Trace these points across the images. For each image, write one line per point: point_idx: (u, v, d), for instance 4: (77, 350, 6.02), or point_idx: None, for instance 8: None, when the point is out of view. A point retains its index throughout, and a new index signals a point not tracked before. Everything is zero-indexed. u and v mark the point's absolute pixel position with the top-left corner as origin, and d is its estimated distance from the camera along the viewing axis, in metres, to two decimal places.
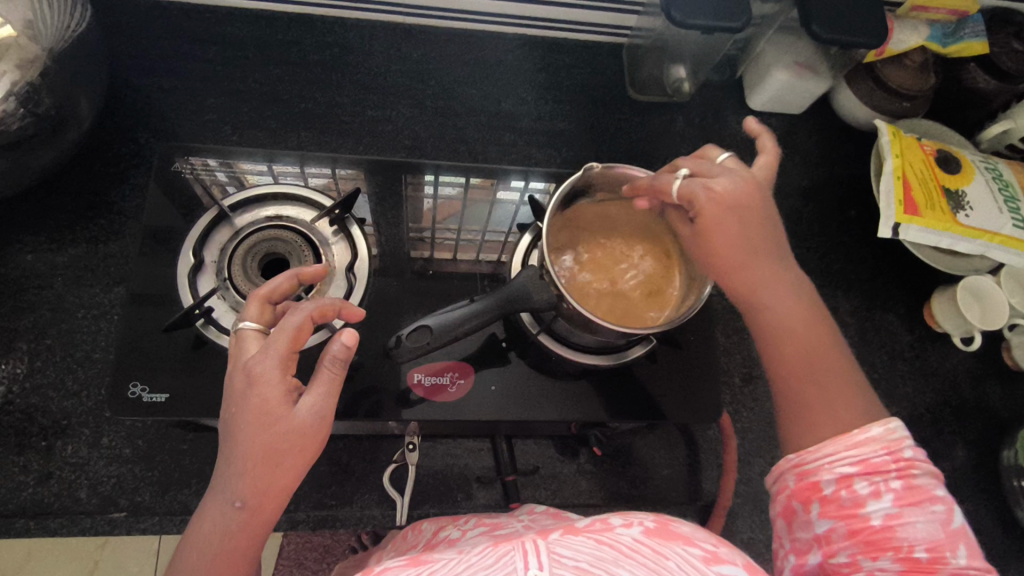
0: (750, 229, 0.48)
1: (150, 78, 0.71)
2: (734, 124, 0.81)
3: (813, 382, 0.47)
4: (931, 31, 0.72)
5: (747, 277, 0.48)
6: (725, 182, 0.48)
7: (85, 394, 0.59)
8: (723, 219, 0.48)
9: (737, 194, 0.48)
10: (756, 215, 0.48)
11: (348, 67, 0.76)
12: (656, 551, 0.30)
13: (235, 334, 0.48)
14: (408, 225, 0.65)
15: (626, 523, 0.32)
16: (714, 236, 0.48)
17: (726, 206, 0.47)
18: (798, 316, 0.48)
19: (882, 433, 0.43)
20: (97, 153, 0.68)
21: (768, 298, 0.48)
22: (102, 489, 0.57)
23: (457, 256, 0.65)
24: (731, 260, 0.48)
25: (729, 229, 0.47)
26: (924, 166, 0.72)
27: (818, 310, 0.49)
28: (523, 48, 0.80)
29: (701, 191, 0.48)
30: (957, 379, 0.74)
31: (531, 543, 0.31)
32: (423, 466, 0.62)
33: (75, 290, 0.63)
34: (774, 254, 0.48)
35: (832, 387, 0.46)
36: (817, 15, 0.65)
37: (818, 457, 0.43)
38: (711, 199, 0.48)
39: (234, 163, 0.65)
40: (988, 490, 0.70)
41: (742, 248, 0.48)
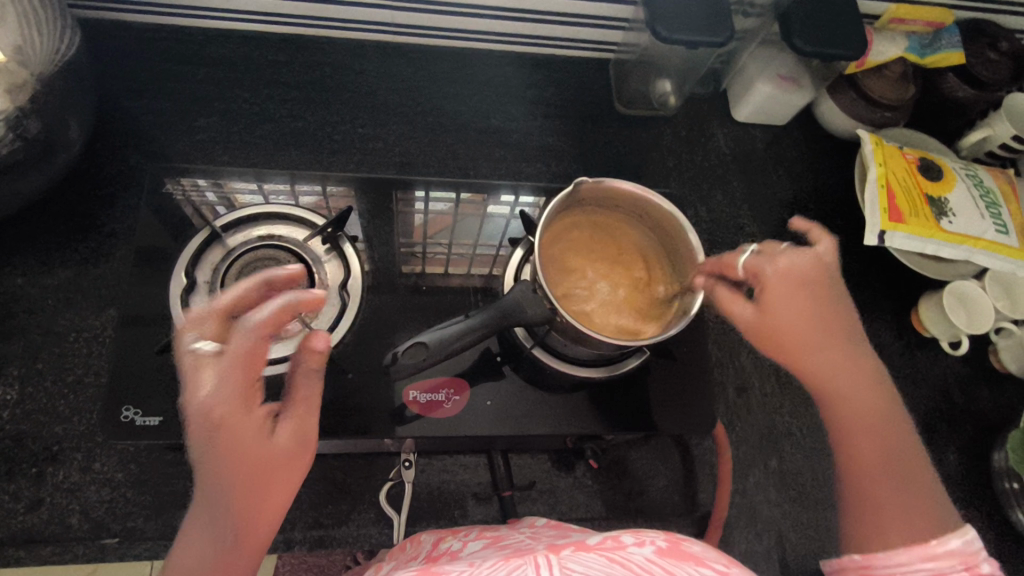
0: (824, 302, 0.48)
1: (141, 101, 0.72)
2: (721, 136, 0.82)
3: (888, 480, 0.44)
4: (909, 42, 0.74)
5: (816, 361, 0.47)
6: (798, 259, 0.49)
7: (76, 418, 0.59)
8: (782, 307, 0.47)
9: (811, 270, 0.48)
10: (825, 298, 0.48)
11: (338, 86, 0.76)
12: (668, 571, 0.30)
13: (187, 356, 0.42)
14: (400, 240, 0.65)
15: (639, 543, 0.32)
16: (785, 314, 0.47)
17: (795, 285, 0.48)
18: (869, 407, 0.46)
19: (961, 545, 0.39)
20: (87, 176, 0.68)
21: (849, 390, 0.46)
22: (95, 515, 0.56)
23: (448, 270, 0.65)
24: (800, 339, 0.47)
25: (801, 312, 0.47)
26: (907, 174, 0.73)
27: (891, 403, 0.47)
28: (512, 65, 0.81)
29: (769, 266, 0.48)
30: (947, 383, 0.75)
31: (543, 558, 0.31)
32: (420, 482, 0.62)
33: (66, 314, 0.63)
34: (846, 325, 0.48)
35: (907, 487, 0.43)
36: (798, 30, 0.66)
37: (887, 564, 0.40)
38: (777, 274, 0.48)
39: (224, 183, 0.65)
40: (979, 493, 0.71)
41: (815, 322, 0.47)
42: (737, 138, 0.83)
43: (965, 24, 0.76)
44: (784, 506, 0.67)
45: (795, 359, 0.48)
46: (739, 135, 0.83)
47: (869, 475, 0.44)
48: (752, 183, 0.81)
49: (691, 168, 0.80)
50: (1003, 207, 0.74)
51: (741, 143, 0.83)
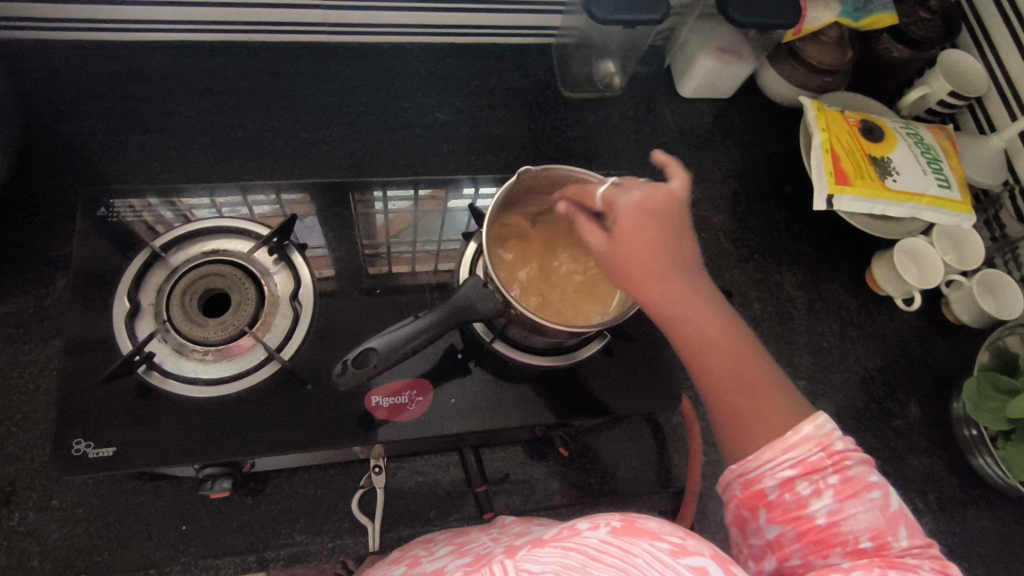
0: (674, 230, 0.46)
1: (68, 123, 0.69)
2: (668, 113, 0.82)
3: (742, 394, 0.44)
4: (843, 7, 0.73)
5: (661, 289, 0.44)
6: (645, 190, 0.47)
7: (28, 457, 0.57)
8: (631, 234, 0.45)
9: (660, 200, 0.46)
10: (670, 225, 0.46)
11: (275, 91, 0.74)
12: (624, 550, 0.30)
13: None
14: (363, 241, 0.64)
15: (593, 526, 0.32)
16: (631, 243, 0.45)
17: (645, 213, 0.45)
18: (719, 328, 0.44)
19: (813, 429, 0.41)
20: (18, 205, 0.66)
21: (697, 318, 0.44)
22: (57, 554, 0.54)
23: (415, 268, 0.64)
24: (645, 269, 0.44)
25: (649, 240, 0.45)
26: (850, 137, 0.74)
27: (740, 328, 0.45)
28: (452, 57, 0.80)
29: (622, 197, 0.46)
30: (905, 338, 0.77)
31: (498, 565, 0.31)
32: (392, 487, 0.61)
33: (8, 350, 0.60)
34: (687, 252, 0.46)
35: (761, 394, 0.44)
36: (732, 2, 0.67)
37: (758, 466, 0.42)
38: (630, 206, 0.46)
39: (178, 199, 0.63)
40: (942, 442, 0.73)
41: (663, 249, 0.45)
42: (684, 114, 0.83)
43: None
44: None
45: (645, 285, 0.44)
46: (686, 111, 0.83)
47: (725, 393, 0.44)
48: (702, 157, 0.81)
49: (642, 147, 0.80)
50: (944, 162, 0.76)
51: (689, 119, 0.83)
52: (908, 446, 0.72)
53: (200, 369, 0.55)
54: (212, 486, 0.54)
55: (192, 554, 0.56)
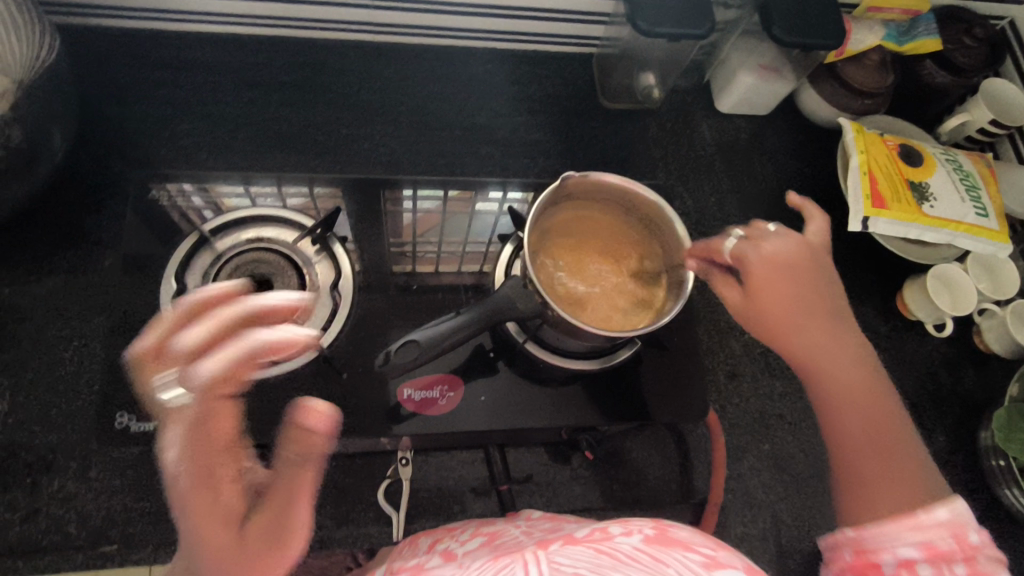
0: (806, 282, 0.51)
1: (122, 107, 0.71)
2: (705, 127, 0.83)
3: (872, 455, 0.45)
4: (888, 30, 0.75)
5: (797, 339, 0.50)
6: (779, 245, 0.52)
7: (70, 427, 0.59)
8: (766, 285, 0.51)
9: (796, 256, 0.52)
10: (805, 278, 0.51)
11: (321, 86, 0.76)
12: (655, 558, 0.31)
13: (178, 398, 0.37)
14: (389, 240, 0.65)
15: (627, 534, 0.33)
16: (766, 296, 0.51)
17: (776, 265, 0.51)
18: (858, 382, 0.48)
19: (949, 515, 0.38)
20: (71, 185, 0.68)
21: (837, 369, 0.49)
22: (93, 523, 0.56)
23: (440, 268, 0.65)
24: (779, 320, 0.51)
25: (782, 290, 0.51)
26: (888, 160, 0.74)
27: (882, 387, 0.49)
28: (495, 62, 0.81)
29: (754, 251, 0.52)
30: (934, 364, 0.76)
31: (531, 554, 0.32)
32: (417, 480, 0.62)
33: (56, 324, 0.62)
34: (825, 305, 0.51)
35: (893, 461, 0.45)
36: (778, 20, 0.67)
37: (876, 537, 0.40)
38: (762, 257, 0.52)
39: (209, 186, 0.64)
40: (966, 471, 0.72)
41: (802, 306, 0.50)
42: (721, 129, 0.83)
43: (941, 12, 0.77)
44: (777, 490, 0.68)
45: (780, 343, 0.51)
46: (723, 126, 0.84)
47: (858, 453, 0.46)
48: (737, 173, 0.82)
49: (677, 160, 0.81)
50: (983, 190, 0.75)
51: (726, 134, 0.83)
52: None
53: None
54: None
55: None
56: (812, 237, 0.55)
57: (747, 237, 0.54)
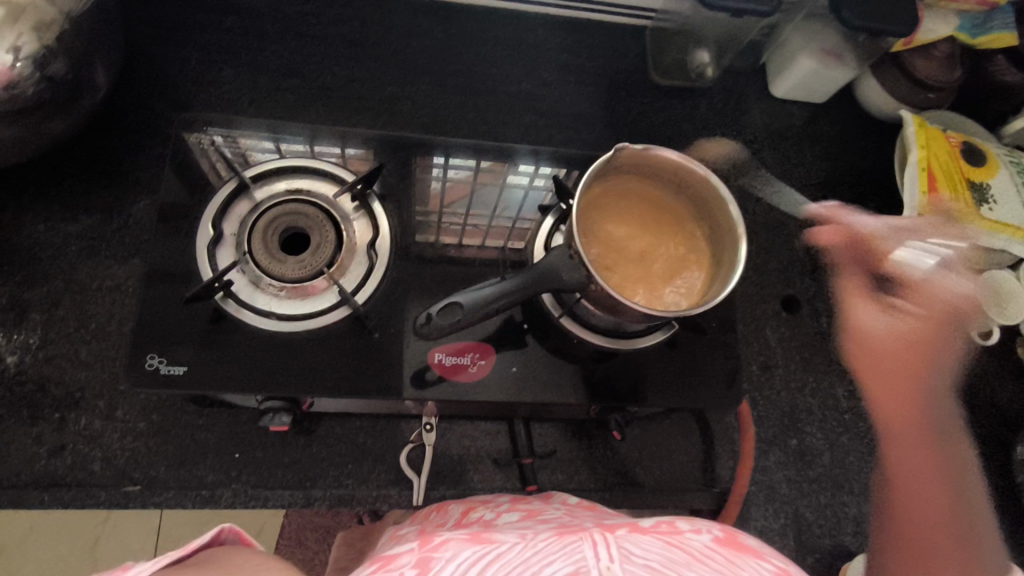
0: (946, 351, 0.46)
1: (165, 48, 0.70)
2: (757, 111, 0.80)
3: (942, 535, 0.43)
4: (961, 21, 0.71)
5: (917, 404, 0.45)
6: (960, 293, 0.47)
7: (99, 366, 0.59)
8: (919, 334, 0.46)
9: (964, 307, 0.46)
10: (956, 342, 0.46)
11: (367, 41, 0.74)
12: (730, 561, 0.33)
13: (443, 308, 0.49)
14: (415, 208, 0.63)
15: (696, 529, 0.35)
16: (902, 342, 0.46)
17: (937, 316, 0.46)
18: (944, 459, 0.44)
19: None
20: (111, 123, 0.67)
21: (928, 436, 0.44)
22: (117, 462, 0.56)
23: (463, 242, 0.62)
24: (900, 382, 0.45)
25: (924, 342, 0.45)
26: (949, 157, 0.71)
27: (968, 466, 0.45)
28: (545, 28, 0.79)
29: (938, 289, 0.47)
30: (974, 373, 0.74)
31: (599, 535, 0.34)
32: (440, 446, 0.61)
33: (90, 262, 0.62)
34: (945, 374, 0.46)
35: (965, 547, 0.42)
36: (847, 2, 0.64)
37: None
38: (939, 302, 0.46)
39: (237, 137, 0.63)
40: (998, 484, 0.70)
41: (925, 368, 0.45)
42: (773, 114, 0.81)
43: None
44: (802, 487, 0.67)
45: (874, 397, 0.46)
46: (776, 111, 0.81)
47: (924, 527, 0.43)
48: (786, 161, 0.79)
49: (726, 143, 0.78)
50: None
51: (778, 120, 0.80)
52: None
53: (274, 303, 0.56)
54: (272, 419, 0.56)
55: (243, 482, 0.57)
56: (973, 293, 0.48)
57: (933, 269, 0.49)
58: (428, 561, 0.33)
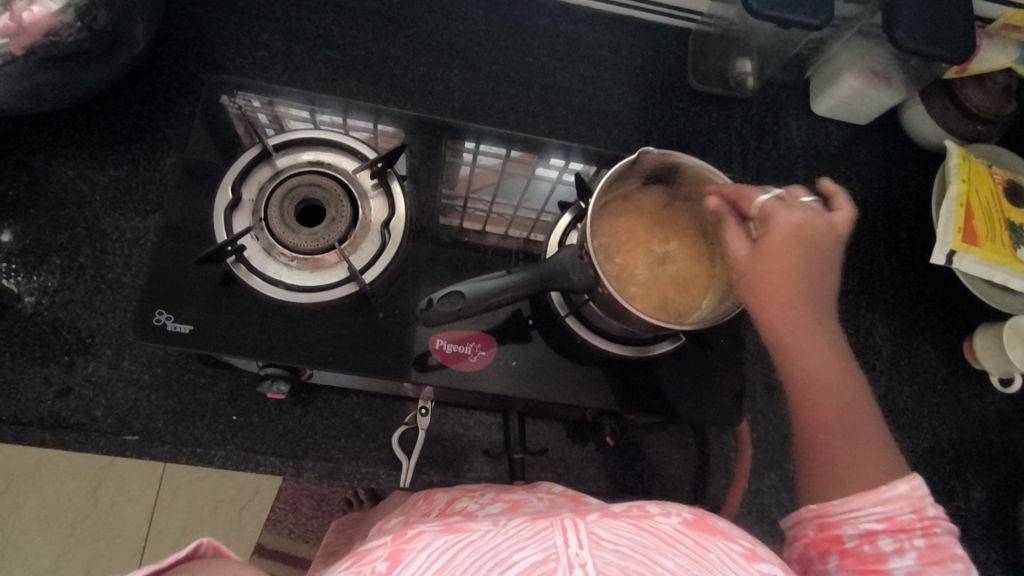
0: (810, 263, 0.48)
1: (206, 9, 0.70)
2: (794, 127, 0.78)
3: (842, 435, 0.46)
4: (1022, 52, 0.68)
5: (791, 316, 0.47)
6: (802, 213, 0.48)
7: (111, 315, 0.60)
8: (779, 252, 0.47)
9: (810, 224, 0.48)
10: (816, 253, 0.48)
11: (405, 19, 0.74)
12: (698, 543, 0.34)
13: (444, 294, 0.48)
14: (443, 189, 0.62)
15: (666, 513, 0.36)
16: (772, 262, 0.47)
17: (797, 234, 0.48)
18: (830, 365, 0.48)
19: (909, 490, 0.43)
20: (146, 78, 0.67)
21: (812, 346, 0.48)
22: (118, 411, 0.57)
23: (486, 228, 0.62)
24: (778, 300, 0.47)
25: (790, 260, 0.47)
26: (990, 195, 0.68)
27: (849, 363, 0.48)
28: (588, 22, 0.77)
29: (780, 215, 0.48)
30: (989, 419, 0.71)
31: (570, 521, 0.34)
32: (432, 431, 0.62)
33: (113, 212, 0.63)
34: (817, 285, 0.48)
35: (862, 445, 0.46)
36: (902, 22, 0.61)
37: (841, 511, 0.43)
38: (787, 225, 0.48)
39: (276, 104, 0.64)
40: (1000, 535, 0.68)
41: (794, 282, 0.47)
42: (811, 132, 0.78)
43: None
44: (795, 515, 0.66)
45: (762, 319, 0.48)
46: (814, 129, 0.78)
47: (826, 430, 0.47)
48: (819, 181, 0.77)
49: (759, 156, 0.76)
50: None
51: (815, 138, 0.78)
52: (963, 530, 0.67)
53: (284, 273, 0.56)
54: (271, 385, 0.56)
55: (236, 444, 0.58)
56: (841, 214, 0.50)
57: (783, 198, 0.49)
58: (400, 553, 0.33)
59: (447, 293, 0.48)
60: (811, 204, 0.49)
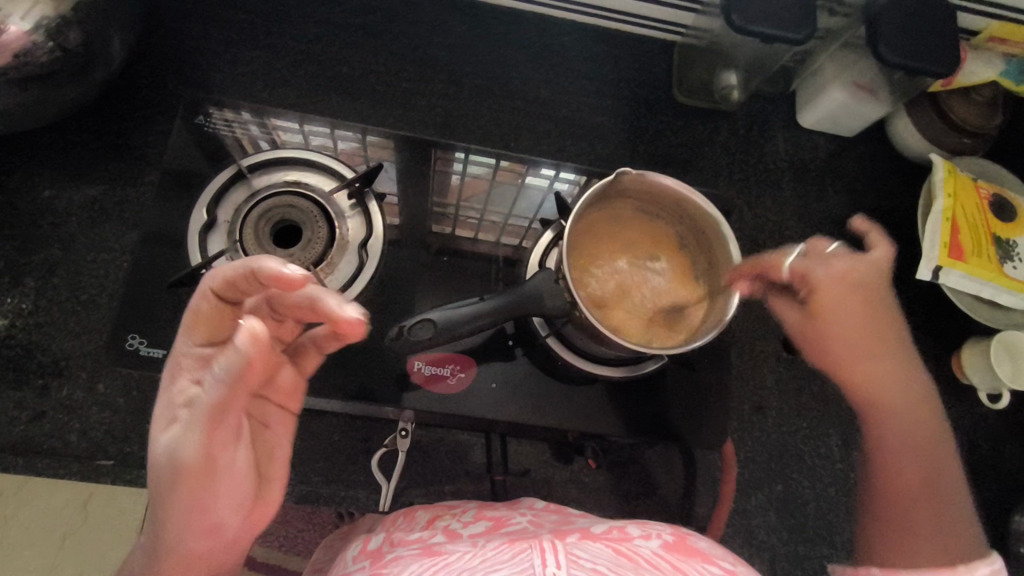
0: (873, 312, 0.50)
1: (186, 25, 0.70)
2: (781, 140, 0.77)
3: (913, 500, 0.46)
4: (1007, 67, 0.68)
5: (870, 369, 0.50)
6: (843, 262, 0.50)
7: (86, 337, 0.59)
8: (836, 304, 0.50)
9: (854, 274, 0.50)
10: (872, 303, 0.50)
11: (388, 34, 0.73)
12: (675, 566, 0.33)
13: (416, 321, 0.47)
14: (433, 199, 0.62)
15: (645, 536, 0.36)
16: (831, 318, 0.50)
17: (844, 283, 0.50)
18: (916, 421, 0.49)
19: (990, 574, 0.42)
20: (124, 95, 0.67)
21: (894, 398, 0.49)
22: (93, 435, 0.57)
23: (477, 237, 0.62)
24: (848, 353, 0.50)
25: (851, 308, 0.50)
26: (976, 209, 0.68)
27: (937, 419, 0.49)
28: (572, 35, 0.76)
29: (819, 271, 0.50)
30: (978, 434, 0.71)
31: (548, 542, 0.34)
32: (414, 452, 0.61)
33: (89, 232, 0.62)
34: (893, 340, 0.51)
35: (943, 510, 0.46)
36: (885, 37, 0.61)
37: None
38: (829, 278, 0.50)
39: (268, 119, 0.63)
40: (991, 552, 0.67)
41: (860, 333, 0.50)
42: (798, 144, 0.78)
43: None
44: (781, 534, 0.65)
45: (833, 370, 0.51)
46: (800, 141, 0.78)
47: (904, 488, 0.47)
48: (806, 195, 0.76)
49: (745, 170, 0.75)
50: None
51: (802, 150, 0.77)
52: None
53: None
54: None
55: None
56: (878, 253, 0.51)
57: (807, 253, 0.52)
58: None
59: (419, 321, 0.47)
60: (838, 250, 0.51)
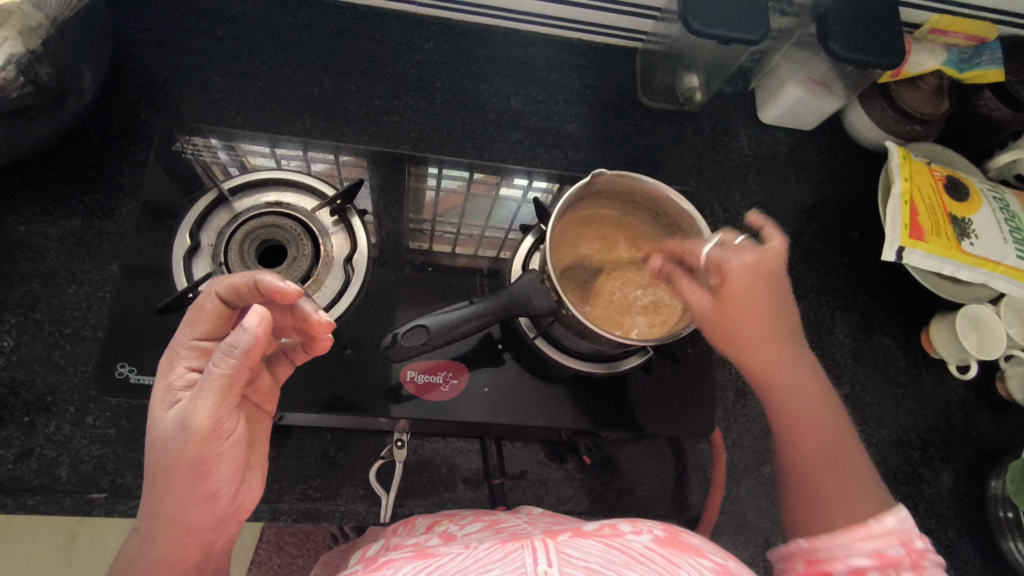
0: (776, 301, 0.52)
1: (155, 55, 0.70)
2: (744, 137, 0.80)
3: (819, 467, 0.49)
4: (949, 56, 0.72)
5: (767, 351, 0.51)
6: (750, 253, 0.52)
7: (72, 370, 0.58)
8: (746, 290, 0.51)
9: (761, 263, 0.52)
10: (780, 290, 0.52)
11: (356, 54, 0.74)
12: (669, 560, 0.34)
13: (409, 327, 0.49)
14: (409, 217, 0.63)
15: (638, 532, 0.37)
16: (739, 299, 0.51)
17: (754, 272, 0.52)
18: (814, 402, 0.51)
19: (897, 523, 0.43)
20: (96, 127, 0.67)
21: (796, 378, 0.51)
22: (83, 469, 0.56)
23: (457, 250, 0.63)
24: (751, 335, 0.51)
25: (753, 290, 0.51)
26: (932, 192, 0.72)
27: (837, 403, 0.52)
28: (538, 47, 0.79)
29: (731, 261, 0.52)
30: (950, 405, 0.74)
31: (540, 543, 0.35)
32: (410, 463, 0.61)
33: (68, 265, 0.62)
34: (793, 329, 0.53)
35: (852, 485, 0.48)
36: (835, 33, 0.64)
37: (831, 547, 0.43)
38: (741, 267, 0.52)
39: (236, 144, 0.64)
40: (971, 518, 0.70)
41: (761, 314, 0.51)
42: (760, 141, 0.81)
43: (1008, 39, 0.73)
44: (773, 516, 0.67)
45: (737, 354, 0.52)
46: (762, 137, 0.81)
47: (808, 461, 0.49)
48: (772, 187, 0.79)
49: (712, 167, 0.78)
50: None
51: (764, 146, 0.81)
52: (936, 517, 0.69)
53: None
54: None
55: None
56: (773, 243, 0.53)
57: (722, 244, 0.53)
58: None
59: (409, 326, 0.49)
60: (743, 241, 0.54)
